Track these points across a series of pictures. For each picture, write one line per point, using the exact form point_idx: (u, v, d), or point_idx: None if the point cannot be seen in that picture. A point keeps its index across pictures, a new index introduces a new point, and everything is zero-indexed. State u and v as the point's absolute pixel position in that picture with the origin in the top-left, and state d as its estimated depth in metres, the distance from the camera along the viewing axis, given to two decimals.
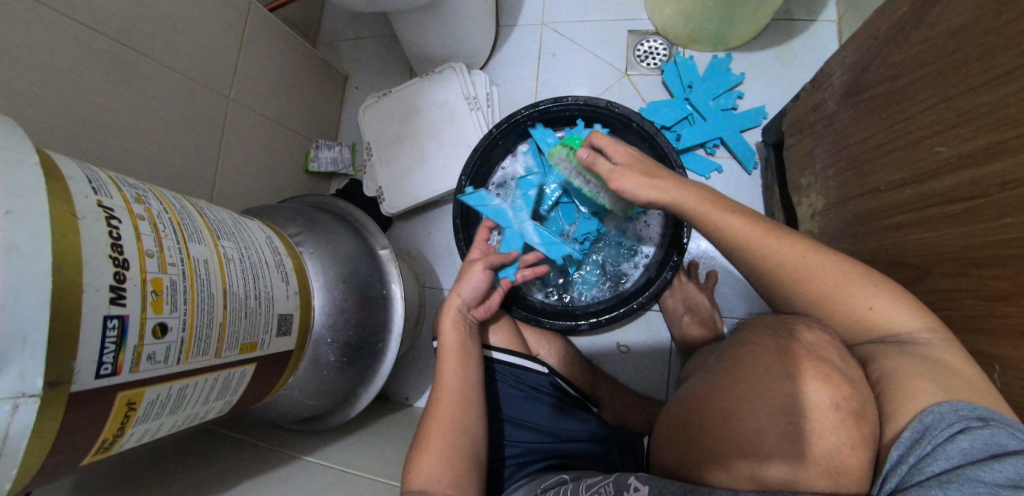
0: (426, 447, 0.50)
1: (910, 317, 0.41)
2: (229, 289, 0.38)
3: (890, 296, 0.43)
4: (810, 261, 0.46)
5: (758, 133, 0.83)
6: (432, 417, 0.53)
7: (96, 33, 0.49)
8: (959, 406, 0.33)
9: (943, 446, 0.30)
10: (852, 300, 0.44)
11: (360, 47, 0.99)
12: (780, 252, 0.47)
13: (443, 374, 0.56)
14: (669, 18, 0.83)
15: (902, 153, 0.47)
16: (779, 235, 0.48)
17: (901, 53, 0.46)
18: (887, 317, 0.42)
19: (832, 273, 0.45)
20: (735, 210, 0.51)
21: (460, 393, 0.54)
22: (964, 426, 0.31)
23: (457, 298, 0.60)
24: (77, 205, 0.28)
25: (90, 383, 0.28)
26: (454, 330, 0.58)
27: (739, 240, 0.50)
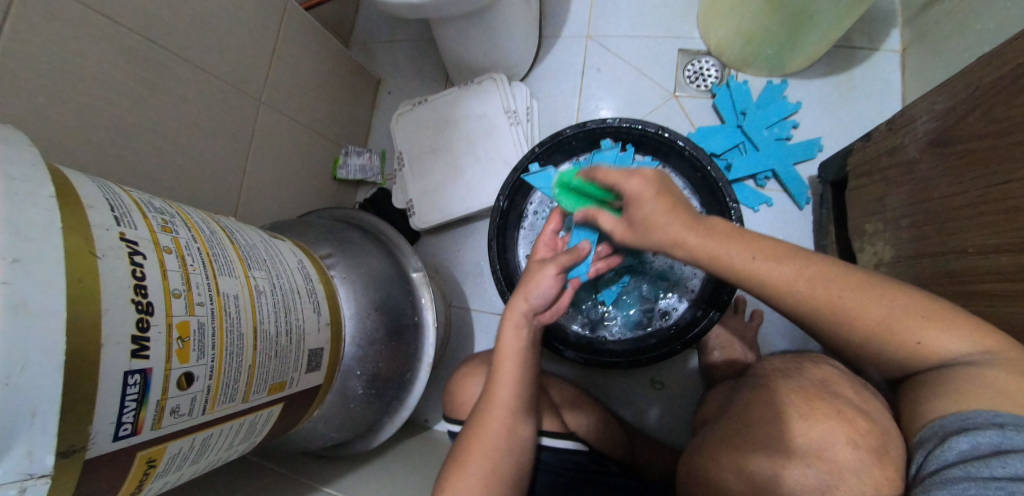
0: (464, 467, 0.48)
1: (963, 341, 0.35)
2: (258, 326, 0.35)
3: (940, 323, 0.36)
4: (850, 298, 0.38)
5: (813, 167, 0.79)
6: (476, 429, 0.50)
7: (125, 30, 0.46)
8: (971, 414, 0.32)
9: (940, 450, 0.31)
10: (899, 334, 0.37)
11: (394, 50, 0.96)
12: (816, 293, 0.39)
13: (496, 386, 0.52)
14: (723, 39, 0.79)
15: (1002, 216, 0.42)
16: (817, 267, 0.40)
17: (1009, 108, 0.42)
18: (936, 347, 0.36)
19: (876, 306, 0.37)
20: (757, 249, 0.41)
21: (512, 411, 0.51)
22: (965, 429, 0.31)
23: (524, 303, 0.52)
24: (98, 241, 0.24)
25: (107, 447, 0.24)
26: (515, 340, 0.53)
27: (765, 281, 0.41)
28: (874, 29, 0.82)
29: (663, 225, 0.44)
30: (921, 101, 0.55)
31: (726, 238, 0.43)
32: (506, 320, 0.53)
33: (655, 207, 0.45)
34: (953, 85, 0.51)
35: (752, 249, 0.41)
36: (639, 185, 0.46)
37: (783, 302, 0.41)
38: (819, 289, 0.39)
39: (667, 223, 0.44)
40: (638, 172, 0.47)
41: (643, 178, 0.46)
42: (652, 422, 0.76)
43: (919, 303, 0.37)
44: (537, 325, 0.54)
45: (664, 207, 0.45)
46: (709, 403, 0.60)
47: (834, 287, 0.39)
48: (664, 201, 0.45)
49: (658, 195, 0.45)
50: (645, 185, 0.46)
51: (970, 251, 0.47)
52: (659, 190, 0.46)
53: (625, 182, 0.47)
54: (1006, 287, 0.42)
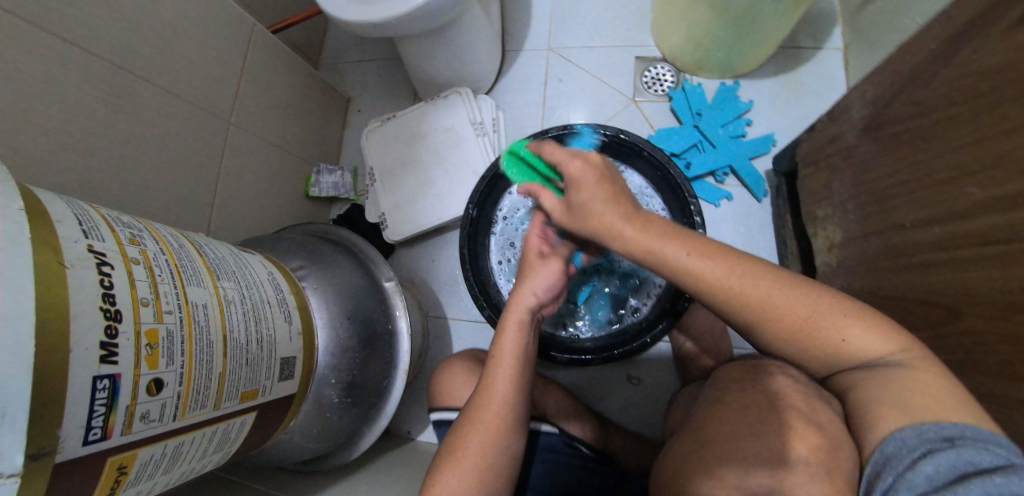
0: (457, 461, 0.48)
1: (881, 342, 0.37)
2: (228, 335, 0.36)
3: (859, 323, 0.37)
4: (778, 293, 0.39)
5: (767, 161, 0.83)
6: (472, 424, 0.50)
7: (93, 56, 0.47)
8: (926, 428, 0.30)
9: (907, 474, 0.28)
10: (822, 331, 0.38)
11: (363, 69, 0.98)
12: (745, 288, 0.40)
13: (494, 378, 0.52)
14: (677, 45, 0.84)
15: (931, 190, 0.46)
16: (746, 264, 0.41)
17: (926, 92, 0.47)
18: (857, 347, 0.37)
19: (798, 304, 0.39)
20: (693, 247, 0.42)
21: (508, 404, 0.51)
22: (926, 449, 0.28)
23: (531, 297, 0.54)
24: (65, 252, 0.25)
25: (75, 452, 0.25)
26: (516, 333, 0.54)
27: (698, 278, 0.41)
28: (817, 29, 0.87)
29: (601, 210, 0.45)
30: (854, 91, 0.60)
31: (662, 235, 0.44)
32: (512, 311, 0.54)
33: (596, 192, 0.46)
34: (879, 75, 0.56)
35: (686, 247, 0.42)
36: (581, 169, 0.47)
37: (714, 300, 0.42)
38: (749, 284, 0.40)
39: (604, 211, 0.45)
40: (581, 156, 0.48)
41: (586, 163, 0.48)
42: (631, 417, 0.78)
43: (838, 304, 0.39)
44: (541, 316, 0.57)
45: (604, 190, 0.46)
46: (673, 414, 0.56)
47: (762, 285, 0.40)
48: (606, 187, 0.46)
49: (602, 182, 0.47)
50: (587, 170, 0.47)
51: (906, 226, 0.50)
52: (603, 178, 0.47)
53: (568, 165, 0.48)
54: (939, 256, 0.46)
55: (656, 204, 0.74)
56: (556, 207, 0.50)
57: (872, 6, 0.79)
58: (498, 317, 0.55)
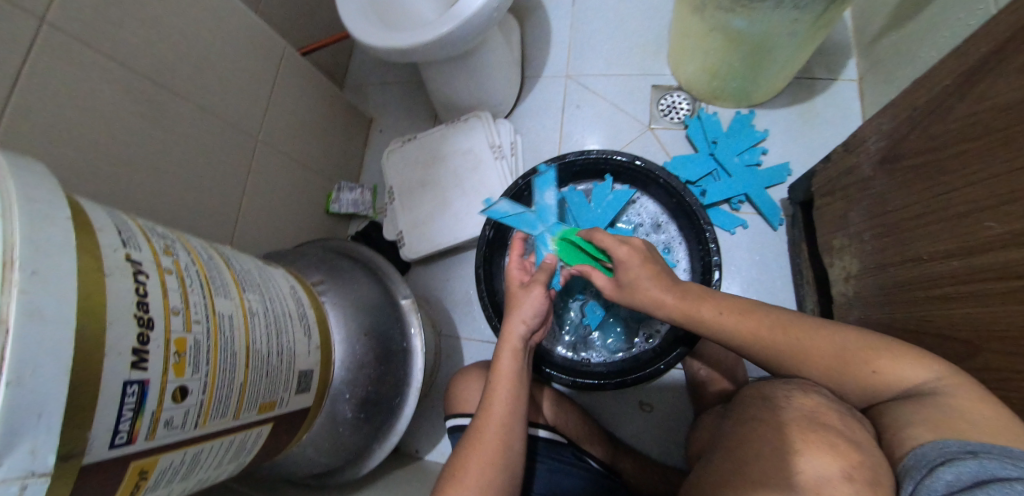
0: (460, 480, 0.47)
1: (917, 368, 0.36)
2: (251, 346, 0.36)
3: (889, 352, 0.37)
4: (807, 336, 0.40)
5: (783, 190, 0.83)
6: (470, 447, 0.49)
7: (137, 75, 0.50)
8: (947, 444, 0.30)
9: (925, 482, 0.28)
10: (854, 364, 0.38)
11: (386, 92, 1.02)
12: (777, 340, 0.41)
13: (493, 399, 0.52)
14: (692, 75, 0.86)
15: (951, 224, 0.46)
16: (776, 317, 0.42)
17: (943, 125, 0.47)
18: (893, 375, 0.36)
19: (828, 343, 0.39)
20: (724, 307, 0.44)
21: (506, 425, 0.50)
22: (946, 460, 0.28)
23: (522, 326, 0.55)
24: (106, 260, 0.27)
25: (102, 455, 0.25)
26: (511, 362, 0.54)
27: (729, 335, 0.43)
28: (832, 61, 0.89)
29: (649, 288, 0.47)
30: (869, 123, 0.60)
31: (698, 297, 0.46)
32: (506, 339, 0.55)
33: (642, 274, 0.48)
34: (894, 107, 0.56)
35: (718, 305, 0.45)
36: (631, 255, 0.49)
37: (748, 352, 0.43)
38: (780, 333, 0.41)
39: (647, 289, 0.47)
40: (631, 242, 0.50)
41: (636, 249, 0.49)
42: (643, 445, 0.76)
43: (868, 340, 0.39)
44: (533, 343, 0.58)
45: (651, 271, 0.48)
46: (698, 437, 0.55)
47: (794, 334, 0.41)
48: (651, 268, 0.48)
49: (646, 262, 0.48)
50: (636, 256, 0.49)
51: (924, 259, 0.50)
52: (646, 258, 0.49)
53: (615, 249, 0.50)
54: (958, 290, 0.45)
55: (673, 232, 0.76)
56: (606, 285, 0.52)
57: (887, 39, 0.80)
58: (493, 345, 0.56)
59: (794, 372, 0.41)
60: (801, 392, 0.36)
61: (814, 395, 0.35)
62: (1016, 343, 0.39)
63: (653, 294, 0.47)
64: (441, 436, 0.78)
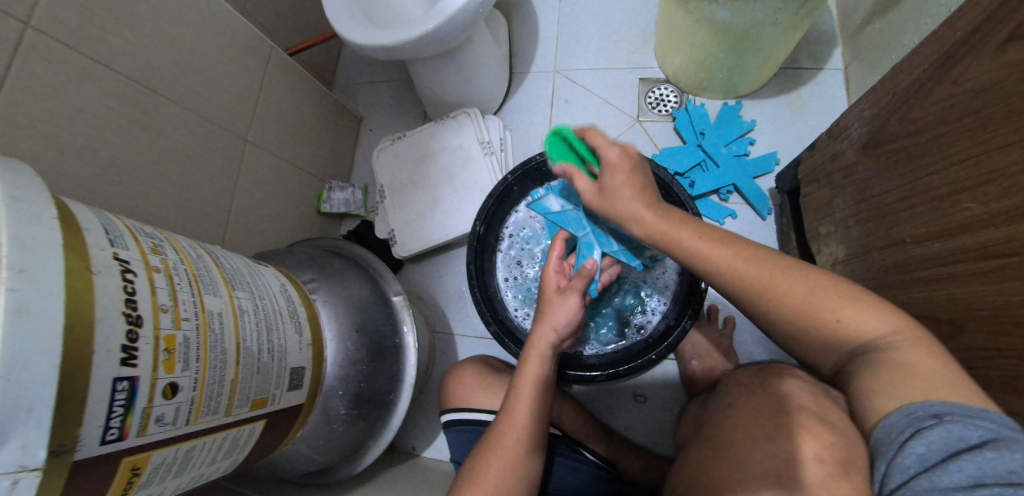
0: (478, 484, 0.48)
1: (881, 319, 0.35)
2: (241, 343, 0.37)
3: (856, 303, 0.36)
4: (779, 276, 0.38)
5: (771, 180, 0.84)
6: (490, 451, 0.50)
7: (123, 78, 0.50)
8: (913, 408, 0.30)
9: (898, 459, 0.28)
10: (820, 313, 0.37)
11: (375, 91, 1.02)
12: (751, 281, 0.39)
13: (515, 407, 0.51)
14: (679, 67, 0.86)
15: (931, 206, 0.47)
16: (754, 254, 0.40)
17: (921, 110, 0.48)
18: (854, 328, 0.36)
19: (798, 289, 0.38)
20: (704, 232, 0.43)
21: (527, 432, 0.50)
22: (914, 430, 0.29)
23: (552, 333, 0.53)
24: (93, 259, 0.27)
25: (94, 451, 0.26)
26: (538, 366, 0.53)
27: (708, 263, 0.41)
28: (817, 51, 0.89)
29: (634, 192, 0.46)
30: (851, 109, 0.61)
31: (681, 224, 0.44)
32: (533, 349, 0.53)
33: (627, 178, 0.46)
34: (875, 93, 0.57)
35: (700, 232, 0.43)
36: (619, 156, 0.46)
37: (723, 282, 0.41)
38: (756, 273, 0.39)
39: (630, 203, 0.46)
40: (622, 145, 0.48)
41: (626, 151, 0.47)
42: (638, 435, 0.77)
43: (838, 287, 0.37)
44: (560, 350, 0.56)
45: (638, 178, 0.46)
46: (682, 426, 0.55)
47: (768, 275, 0.39)
48: (638, 176, 0.47)
49: (633, 173, 0.47)
50: (625, 159, 0.47)
51: (907, 242, 0.51)
52: (634, 167, 0.47)
53: (604, 150, 0.47)
54: (941, 270, 0.46)
55: None
56: (587, 190, 0.49)
57: (869, 28, 0.81)
58: (519, 352, 0.55)
59: (765, 319, 0.40)
60: (781, 379, 0.40)
61: (804, 384, 0.38)
62: (995, 321, 0.40)
63: (635, 206, 0.46)
64: (437, 432, 0.78)
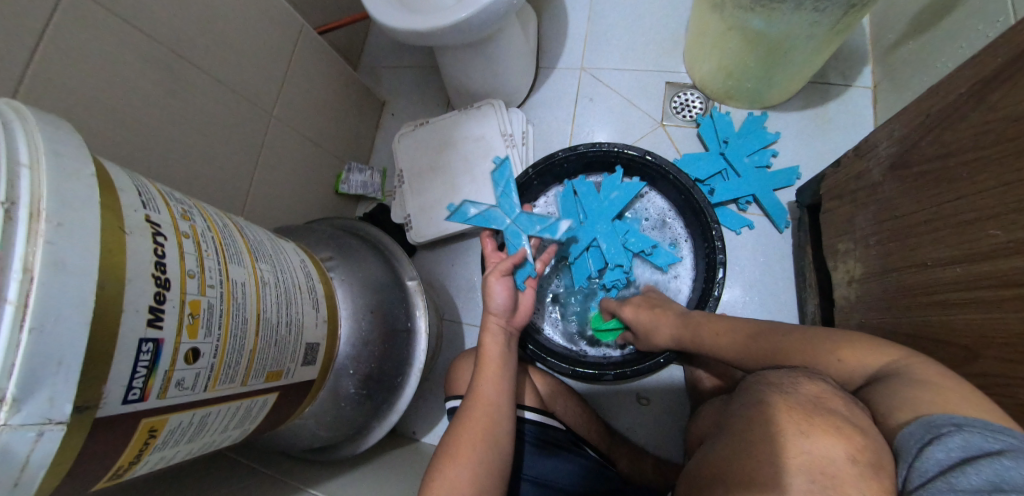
0: (454, 456, 0.48)
1: (878, 356, 0.39)
2: (262, 314, 0.37)
3: (851, 344, 0.40)
4: (788, 343, 0.44)
5: (791, 193, 0.83)
6: (461, 424, 0.51)
7: (155, 43, 0.50)
8: (932, 420, 0.30)
9: (917, 463, 0.28)
10: (823, 357, 0.41)
11: (400, 76, 1.02)
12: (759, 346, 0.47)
13: (482, 381, 0.55)
14: (707, 73, 0.85)
15: (958, 230, 0.46)
16: (760, 328, 0.48)
17: (955, 133, 0.47)
18: (855, 362, 0.39)
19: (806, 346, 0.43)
20: (716, 328, 0.52)
21: (496, 403, 0.53)
22: (933, 437, 0.29)
23: (492, 317, 0.60)
24: (126, 219, 0.27)
25: (116, 409, 0.26)
26: (495, 346, 0.58)
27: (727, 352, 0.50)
28: (847, 67, 0.88)
29: (653, 319, 0.61)
30: (881, 128, 0.60)
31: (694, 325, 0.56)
32: (485, 333, 0.59)
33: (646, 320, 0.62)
34: (907, 114, 0.56)
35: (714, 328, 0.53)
36: (633, 311, 0.65)
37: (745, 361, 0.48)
38: (763, 341, 0.47)
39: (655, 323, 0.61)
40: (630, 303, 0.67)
41: (637, 304, 0.66)
42: (638, 438, 0.76)
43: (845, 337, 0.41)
44: (514, 332, 0.62)
45: (652, 311, 0.63)
46: (700, 421, 0.54)
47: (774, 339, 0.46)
48: (651, 309, 0.63)
49: (643, 310, 0.64)
50: (638, 309, 0.65)
51: (928, 264, 0.50)
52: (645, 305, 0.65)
53: (623, 309, 0.66)
54: (960, 296, 0.45)
55: (680, 231, 0.77)
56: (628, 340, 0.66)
57: (902, 48, 0.80)
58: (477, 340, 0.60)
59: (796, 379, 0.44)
60: (807, 379, 0.35)
61: (820, 383, 0.35)
62: (1013, 350, 0.39)
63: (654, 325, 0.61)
64: (439, 419, 0.79)
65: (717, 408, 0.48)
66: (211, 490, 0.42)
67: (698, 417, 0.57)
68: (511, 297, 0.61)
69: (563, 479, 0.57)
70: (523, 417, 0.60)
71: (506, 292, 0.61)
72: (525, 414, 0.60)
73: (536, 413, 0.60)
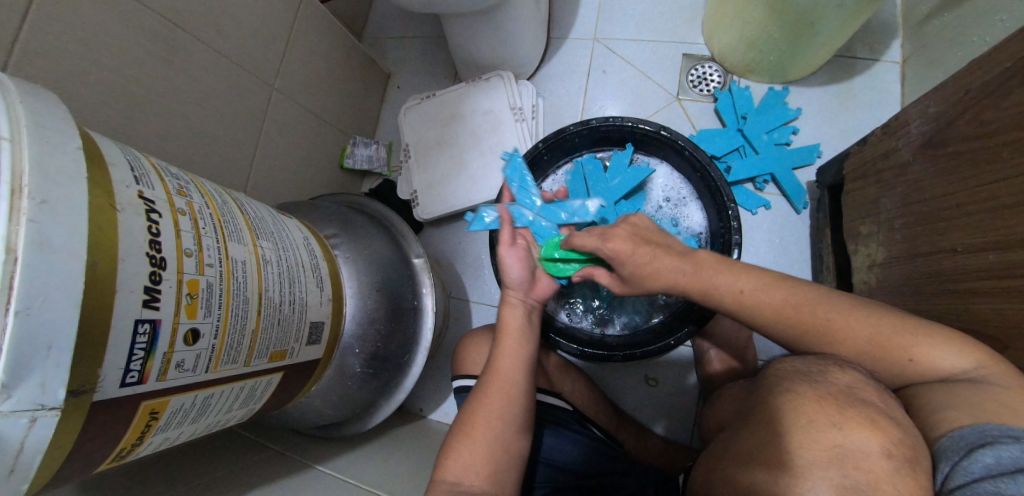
0: (469, 433, 0.48)
1: (962, 355, 0.36)
2: (264, 293, 0.36)
3: (928, 338, 0.37)
4: (838, 321, 0.40)
5: (811, 172, 0.80)
6: (479, 400, 0.50)
7: (150, 12, 0.47)
8: (986, 426, 0.30)
9: (964, 464, 0.28)
10: (892, 349, 0.37)
11: (405, 46, 0.98)
12: (803, 317, 0.41)
13: (500, 355, 0.54)
14: (727, 45, 0.81)
15: (994, 215, 0.44)
16: (810, 294, 0.42)
17: (997, 111, 0.44)
18: (928, 361, 0.36)
19: (862, 327, 0.39)
20: (742, 279, 0.45)
21: (513, 379, 0.52)
22: (987, 442, 0.29)
23: (511, 290, 0.58)
24: (117, 195, 0.26)
25: (113, 392, 0.25)
26: (517, 318, 0.57)
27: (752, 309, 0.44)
28: (877, 39, 0.83)
29: (652, 257, 0.48)
30: (914, 105, 0.57)
31: (716, 273, 0.46)
32: (505, 305, 0.58)
33: (640, 259, 0.49)
34: (946, 89, 0.52)
35: (736, 277, 0.45)
36: (627, 244, 0.49)
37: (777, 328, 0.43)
38: (807, 314, 0.41)
39: (656, 267, 0.48)
40: (620, 233, 0.51)
41: (628, 234, 0.50)
42: (645, 419, 0.76)
43: (905, 324, 0.38)
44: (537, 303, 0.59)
45: (652, 246, 0.49)
46: (717, 410, 0.54)
47: (821, 312, 0.41)
48: (647, 246, 0.49)
49: (640, 246, 0.49)
50: (631, 241, 0.50)
51: (959, 250, 0.48)
52: (640, 238, 0.51)
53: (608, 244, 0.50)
54: (992, 283, 0.43)
55: (694, 210, 0.75)
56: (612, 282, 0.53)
57: (938, 20, 0.74)
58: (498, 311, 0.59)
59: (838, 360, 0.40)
60: (838, 368, 0.34)
61: (852, 372, 0.33)
62: None
63: (658, 268, 0.48)
64: (445, 396, 0.79)
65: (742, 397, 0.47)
66: (222, 465, 0.43)
67: (715, 406, 0.56)
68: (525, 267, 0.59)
69: (569, 457, 0.57)
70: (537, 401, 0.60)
71: (519, 265, 0.58)
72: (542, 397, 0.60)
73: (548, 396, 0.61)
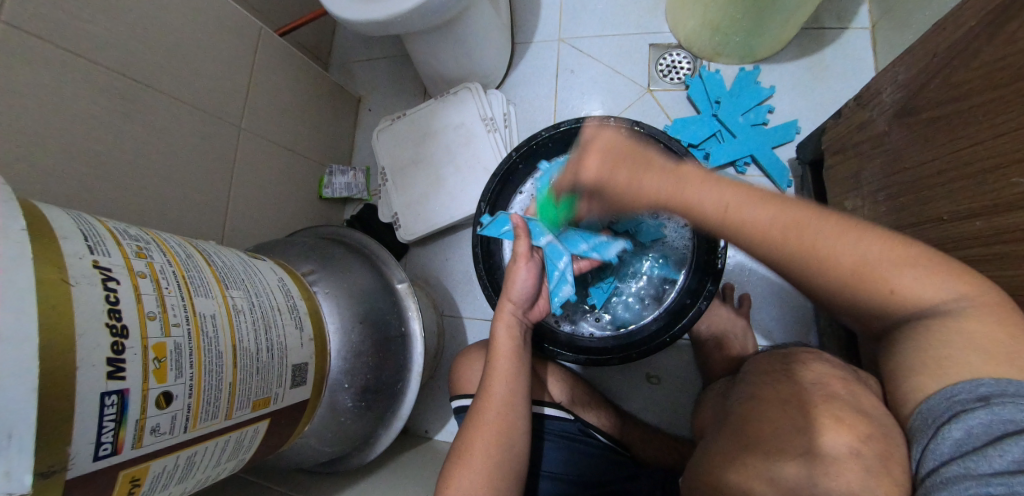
0: (467, 462, 0.48)
1: (945, 284, 0.33)
2: (238, 344, 0.36)
3: (913, 272, 0.34)
4: (827, 245, 0.35)
5: (791, 150, 0.79)
6: (476, 427, 0.50)
7: (103, 69, 0.48)
8: (955, 391, 0.30)
9: (932, 445, 0.29)
10: (872, 281, 0.35)
11: (372, 68, 0.98)
12: (791, 241, 0.36)
13: (492, 381, 0.53)
14: (692, 30, 0.80)
15: (972, 181, 0.43)
16: (799, 212, 0.37)
17: (966, 73, 0.43)
18: (910, 295, 0.34)
19: (850, 255, 0.35)
20: (733, 197, 0.38)
21: (508, 404, 0.51)
22: (954, 413, 0.29)
23: (510, 303, 0.58)
24: (70, 269, 0.25)
25: (87, 467, 0.25)
26: (508, 337, 0.56)
27: (739, 226, 0.38)
28: (842, 7, 0.82)
29: (628, 178, 0.42)
30: (884, 73, 0.56)
31: (700, 183, 0.39)
32: (498, 321, 0.58)
33: (616, 182, 0.43)
34: (913, 54, 0.52)
35: (726, 191, 0.38)
36: (598, 169, 0.44)
37: (757, 247, 0.38)
38: (792, 235, 0.36)
39: (636, 184, 0.41)
40: (590, 150, 0.45)
41: (600, 153, 0.44)
42: (651, 416, 0.76)
43: (893, 247, 0.35)
44: (528, 320, 0.60)
45: (628, 166, 0.43)
46: (705, 410, 0.54)
47: (808, 234, 0.36)
48: (621, 166, 0.43)
49: (615, 165, 0.43)
50: (604, 162, 0.44)
51: (945, 219, 0.47)
52: (616, 153, 0.44)
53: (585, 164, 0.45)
54: (980, 251, 0.43)
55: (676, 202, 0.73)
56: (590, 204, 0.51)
57: None
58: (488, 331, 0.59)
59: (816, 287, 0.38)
60: (810, 365, 0.40)
61: (820, 368, 0.39)
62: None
63: (641, 187, 0.41)
64: (448, 416, 0.79)
65: (732, 392, 0.47)
66: None
67: (703, 405, 0.57)
68: (532, 286, 0.59)
69: (574, 467, 0.57)
70: (542, 413, 0.60)
71: (532, 279, 0.59)
72: (545, 409, 0.60)
73: (554, 409, 0.60)
